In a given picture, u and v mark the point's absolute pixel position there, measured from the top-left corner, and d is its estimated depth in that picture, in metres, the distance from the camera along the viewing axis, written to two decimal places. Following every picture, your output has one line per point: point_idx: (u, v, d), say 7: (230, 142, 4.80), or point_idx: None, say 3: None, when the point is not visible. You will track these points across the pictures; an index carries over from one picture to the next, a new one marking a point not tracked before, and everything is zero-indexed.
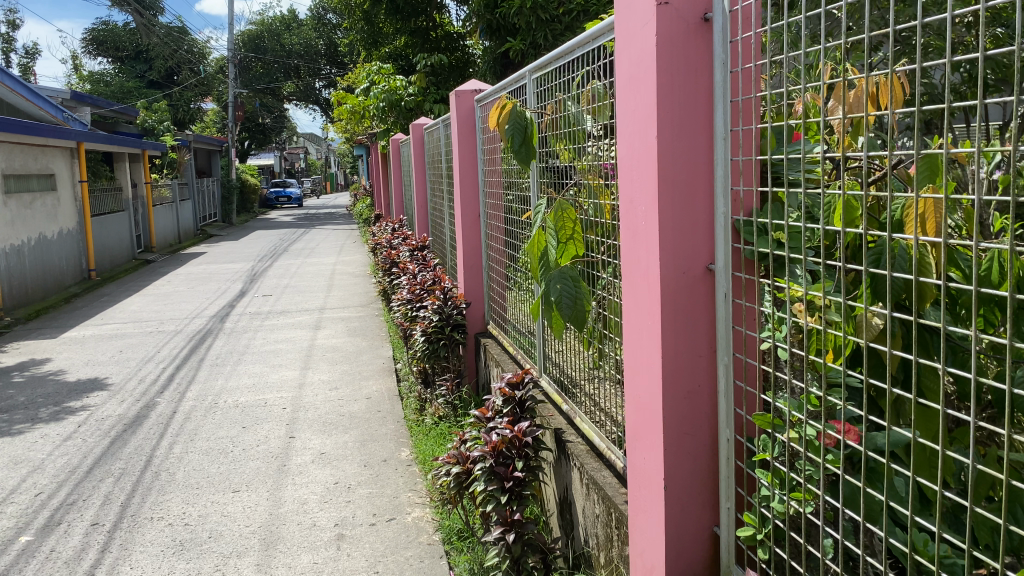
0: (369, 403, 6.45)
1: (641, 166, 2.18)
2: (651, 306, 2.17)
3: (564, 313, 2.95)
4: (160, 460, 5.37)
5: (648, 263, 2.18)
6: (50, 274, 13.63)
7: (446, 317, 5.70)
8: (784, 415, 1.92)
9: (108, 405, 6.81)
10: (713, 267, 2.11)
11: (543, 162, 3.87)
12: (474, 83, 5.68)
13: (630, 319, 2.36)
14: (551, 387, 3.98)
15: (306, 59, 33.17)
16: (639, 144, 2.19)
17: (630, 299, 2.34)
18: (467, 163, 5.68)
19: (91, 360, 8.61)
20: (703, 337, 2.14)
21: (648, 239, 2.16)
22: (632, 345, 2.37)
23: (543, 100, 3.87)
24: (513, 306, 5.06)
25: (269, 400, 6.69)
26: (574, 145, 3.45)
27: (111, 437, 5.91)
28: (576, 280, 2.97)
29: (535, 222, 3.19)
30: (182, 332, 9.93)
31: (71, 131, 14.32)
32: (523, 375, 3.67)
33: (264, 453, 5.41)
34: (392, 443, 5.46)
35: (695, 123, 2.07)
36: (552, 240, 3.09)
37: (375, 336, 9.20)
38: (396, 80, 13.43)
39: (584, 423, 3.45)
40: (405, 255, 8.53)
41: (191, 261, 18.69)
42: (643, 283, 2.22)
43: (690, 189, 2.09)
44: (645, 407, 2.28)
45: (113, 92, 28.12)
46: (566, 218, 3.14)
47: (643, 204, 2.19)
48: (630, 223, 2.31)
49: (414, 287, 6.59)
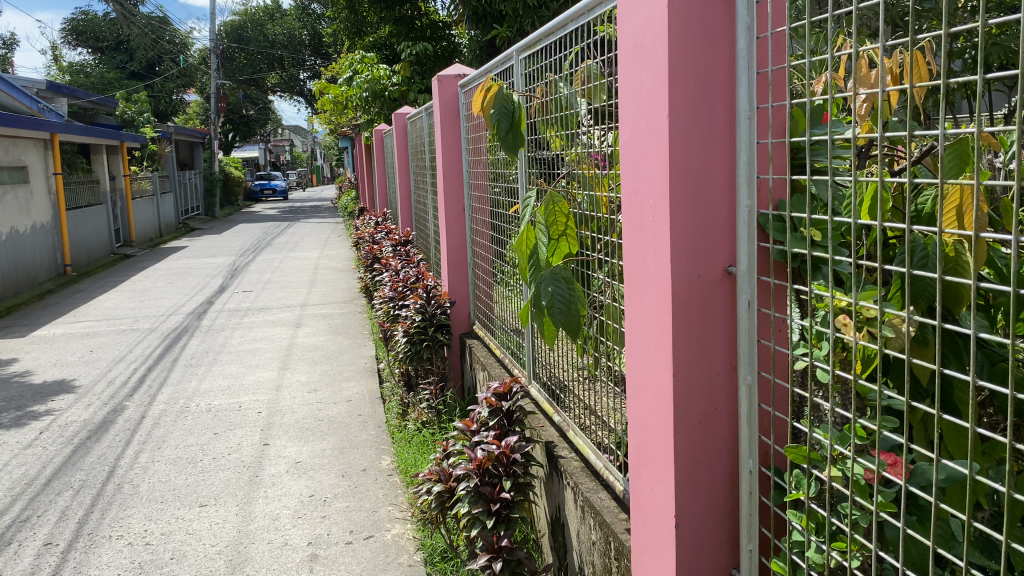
0: (349, 406, 6.13)
1: (649, 150, 1.87)
2: (659, 313, 1.87)
3: (556, 318, 2.64)
4: (124, 471, 5.03)
5: (654, 263, 1.88)
6: (22, 269, 13.22)
7: (429, 317, 5.38)
8: (823, 446, 1.62)
9: (73, 410, 6.46)
10: (733, 269, 1.80)
11: (531, 152, 3.56)
12: (457, 68, 5.35)
13: (632, 327, 2.06)
14: (541, 396, 3.65)
15: (290, 49, 32.71)
16: (646, 125, 1.88)
17: (633, 305, 2.04)
18: (450, 153, 5.37)
19: (59, 361, 8.24)
20: (722, 351, 1.84)
21: (655, 236, 1.86)
22: (634, 357, 2.06)
23: (530, 82, 3.56)
24: (500, 304, 4.76)
25: (244, 404, 6.34)
26: (565, 131, 3.15)
27: (73, 446, 5.57)
28: (570, 281, 2.65)
29: (524, 216, 2.89)
30: (156, 330, 9.57)
31: (44, 122, 13.90)
32: (511, 384, 3.36)
33: (235, 462, 5.09)
34: (372, 451, 5.14)
35: (714, 100, 1.76)
36: (543, 236, 2.79)
37: (357, 334, 8.88)
38: (380, 70, 13.10)
39: (579, 438, 3.13)
40: (387, 250, 8.20)
41: (171, 256, 18.28)
42: (650, 289, 1.91)
43: (707, 178, 1.78)
44: (652, 432, 1.97)
45: (93, 82, 27.63)
46: (558, 212, 2.85)
47: (650, 195, 1.88)
48: (634, 217, 2.00)
49: (396, 284, 6.28)
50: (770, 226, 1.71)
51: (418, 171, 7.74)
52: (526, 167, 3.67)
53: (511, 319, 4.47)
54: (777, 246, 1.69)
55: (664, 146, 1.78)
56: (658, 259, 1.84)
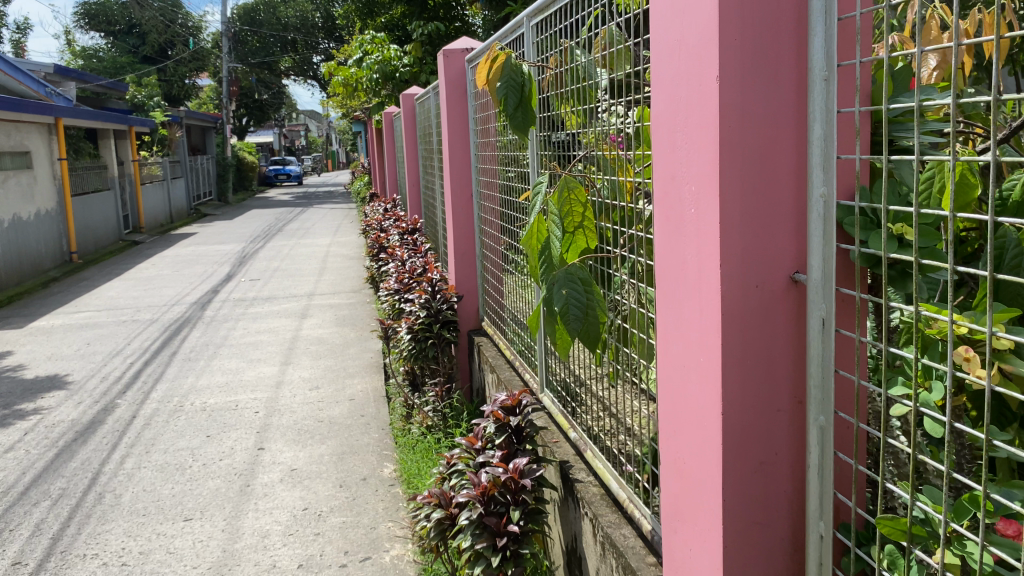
0: (352, 406, 5.75)
1: (687, 123, 1.44)
2: (701, 333, 1.45)
3: (572, 329, 2.23)
4: (107, 478, 4.68)
5: (694, 268, 1.46)
6: (26, 257, 12.92)
7: (435, 313, 5.01)
8: (923, 517, 1.23)
9: (62, 408, 6.11)
10: (801, 277, 1.39)
11: (544, 132, 3.15)
12: (464, 41, 4.93)
13: (664, 343, 1.64)
14: (556, 407, 3.25)
15: (303, 32, 32.37)
16: (683, 91, 1.45)
17: (665, 318, 1.61)
18: (457, 134, 4.97)
19: (55, 354, 7.90)
20: (784, 382, 1.43)
21: (697, 238, 1.44)
22: (666, 382, 1.65)
23: (542, 52, 3.13)
24: (510, 296, 4.37)
25: (241, 403, 5.98)
26: (583, 107, 2.75)
27: (57, 449, 5.22)
28: (587, 282, 2.23)
29: (534, 205, 2.50)
30: (157, 320, 9.22)
31: (49, 106, 13.58)
32: (520, 396, 2.96)
33: (226, 469, 4.71)
34: (374, 457, 4.75)
35: (778, 58, 1.33)
36: (556, 229, 2.41)
37: (364, 326, 8.50)
38: (390, 50, 12.68)
39: (597, 461, 2.74)
40: (394, 239, 7.82)
41: (181, 242, 17.98)
42: (691, 300, 1.49)
43: (769, 159, 1.36)
44: (689, 478, 1.56)
45: (105, 67, 27.32)
46: (573, 200, 2.46)
47: (688, 181, 1.46)
48: (667, 209, 1.57)
49: (402, 275, 5.91)
50: (854, 222, 1.31)
51: (426, 155, 7.33)
52: (538, 153, 3.27)
53: (524, 313, 4.08)
54: (863, 247, 1.29)
55: (710, 117, 1.36)
56: (702, 267, 1.43)
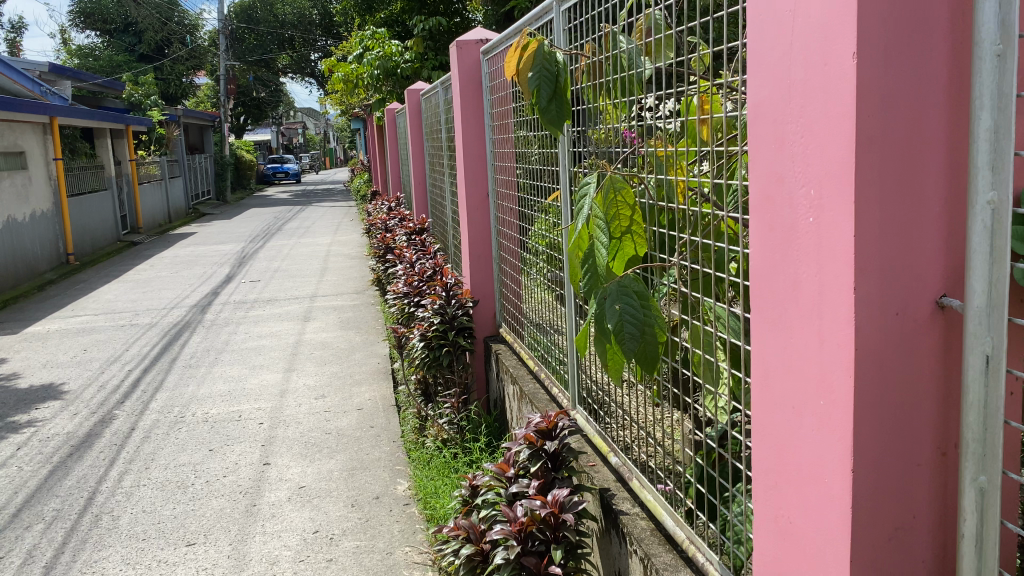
0: (362, 416, 5.48)
1: (804, 113, 1.17)
2: (823, 372, 1.19)
3: (627, 350, 1.96)
4: (104, 499, 4.41)
5: (813, 292, 1.19)
6: (20, 259, 12.62)
7: (450, 319, 4.74)
8: None
9: (57, 420, 5.84)
10: (950, 302, 1.14)
11: (579, 126, 2.88)
12: (478, 31, 4.66)
13: (762, 375, 1.37)
14: (595, 430, 2.97)
15: (301, 29, 32.06)
16: (799, 73, 1.17)
17: (767, 346, 1.35)
18: (471, 132, 4.72)
19: (51, 361, 7.63)
20: (927, 427, 1.18)
21: (818, 257, 1.17)
22: (766, 423, 1.38)
23: (575, 38, 2.87)
24: (529, 299, 4.13)
25: (244, 414, 5.70)
26: (626, 98, 2.47)
27: (51, 465, 4.96)
28: (644, 297, 1.97)
29: (580, 209, 2.23)
30: (156, 325, 8.94)
31: (43, 105, 13.29)
32: (556, 418, 2.69)
33: (230, 488, 4.44)
34: (386, 473, 4.48)
35: (926, 34, 1.08)
36: (602, 235, 2.14)
37: (369, 330, 8.22)
38: (391, 46, 12.40)
39: (647, 493, 2.47)
40: (400, 239, 7.54)
41: (180, 242, 17.68)
42: (804, 328, 1.22)
43: (912, 159, 1.11)
44: (798, 541, 1.30)
45: (102, 66, 27.00)
46: (621, 202, 2.18)
47: (805, 185, 1.19)
48: (770, 216, 1.29)
49: (411, 278, 5.65)
50: None
51: (433, 153, 7.05)
52: (569, 150, 3.02)
53: (545, 319, 3.82)
54: None
55: (841, 107, 1.09)
56: (826, 293, 1.16)
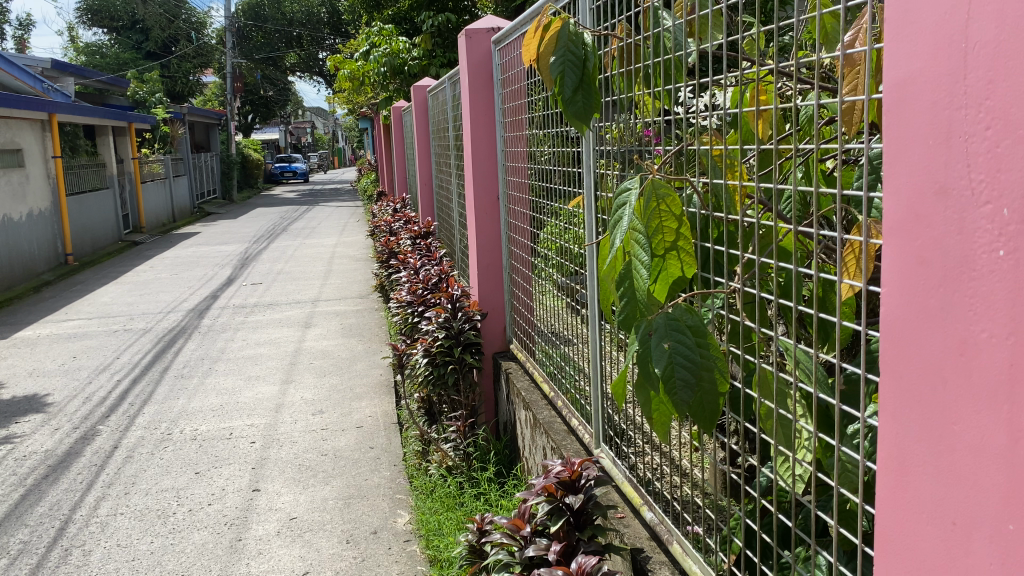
0: (361, 435, 5.09)
1: (994, 94, 0.82)
2: (1010, 478, 0.82)
3: (680, 404, 1.57)
4: (76, 530, 4.03)
5: (999, 359, 0.83)
6: (16, 259, 12.27)
7: (456, 334, 4.34)
8: None
9: (36, 437, 5.45)
10: None
11: (606, 119, 2.49)
12: (489, 19, 4.27)
13: (894, 463, 1.01)
14: (626, 476, 2.58)
15: (309, 28, 31.66)
16: (985, 31, 0.82)
17: (902, 423, 0.99)
18: (480, 129, 4.32)
19: (37, 370, 7.25)
20: None
21: (1011, 308, 0.81)
22: (899, 530, 1.01)
23: (604, 17, 2.48)
24: (542, 310, 3.73)
25: (235, 431, 5.30)
26: (667, 86, 2.07)
27: (24, 488, 4.58)
28: (701, 334, 1.57)
29: (616, 219, 1.82)
30: (150, 331, 8.56)
31: (40, 102, 12.94)
32: (581, 467, 2.28)
33: (215, 519, 4.04)
34: (386, 504, 4.08)
35: None
36: (643, 255, 1.74)
37: (372, 337, 7.83)
38: (398, 43, 12.00)
39: (690, 563, 2.06)
40: (405, 244, 7.12)
41: (183, 243, 17.29)
42: (981, 406, 0.86)
43: None
44: None
45: (108, 63, 26.68)
46: (668, 214, 1.75)
47: (992, 201, 0.83)
48: (920, 246, 0.94)
49: (415, 286, 5.26)
50: None
51: (441, 152, 6.66)
52: (595, 146, 2.63)
53: (560, 330, 3.42)
54: None
55: None
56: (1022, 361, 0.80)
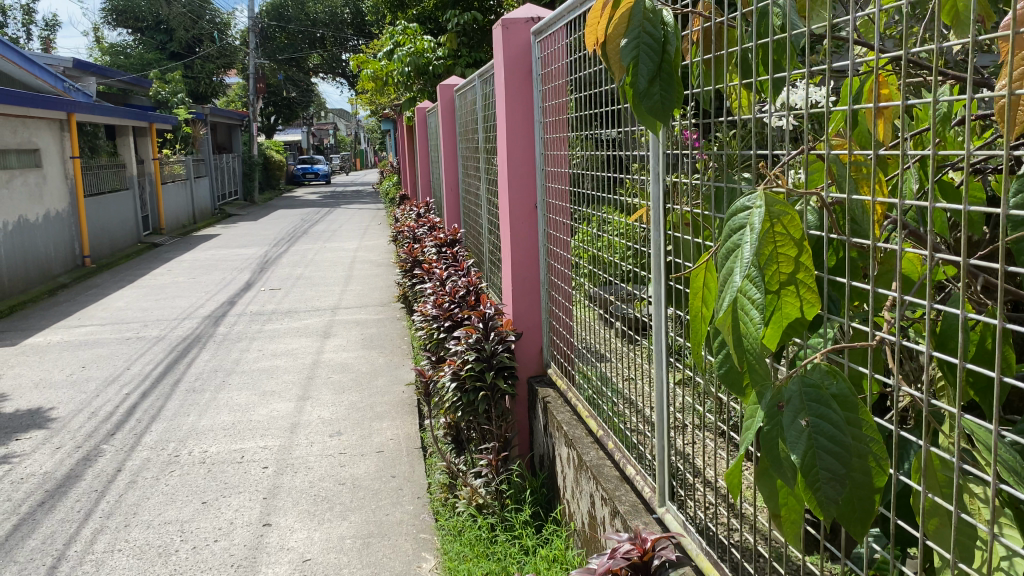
0: (382, 462, 4.69)
1: None
2: None
3: (826, 504, 1.15)
4: (68, 569, 3.66)
5: None
6: (31, 261, 11.99)
7: (488, 358, 3.94)
8: None
9: (36, 456, 5.10)
10: None
11: (686, 119, 2.07)
12: (527, 8, 3.87)
13: None
14: (702, 549, 2.13)
15: (332, 29, 31.38)
16: None
17: None
18: (517, 134, 3.93)
19: (44, 380, 6.92)
20: None
21: None
22: None
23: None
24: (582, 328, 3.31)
25: (247, 455, 4.92)
26: (771, 73, 1.63)
27: (18, 517, 4.22)
28: (851, 405, 1.15)
29: (718, 249, 1.40)
30: (163, 339, 8.21)
31: (59, 101, 12.65)
32: (651, 546, 1.88)
33: (221, 559, 3.66)
34: (409, 545, 3.68)
35: None
36: (756, 293, 1.31)
37: (394, 350, 7.45)
38: (423, 41, 11.58)
39: None
40: (429, 253, 6.70)
41: (202, 245, 17.01)
42: None
43: None
44: None
45: (132, 63, 26.47)
46: (786, 244, 1.33)
47: None
48: None
49: (441, 298, 4.85)
50: None
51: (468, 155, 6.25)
52: (664, 149, 2.21)
53: (599, 348, 3.05)
54: None
55: None
56: None
